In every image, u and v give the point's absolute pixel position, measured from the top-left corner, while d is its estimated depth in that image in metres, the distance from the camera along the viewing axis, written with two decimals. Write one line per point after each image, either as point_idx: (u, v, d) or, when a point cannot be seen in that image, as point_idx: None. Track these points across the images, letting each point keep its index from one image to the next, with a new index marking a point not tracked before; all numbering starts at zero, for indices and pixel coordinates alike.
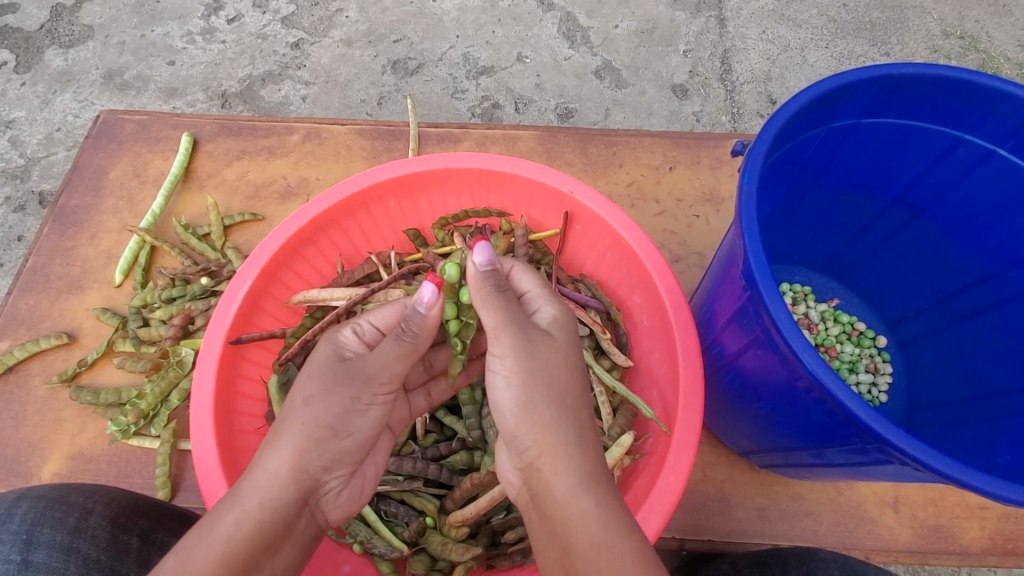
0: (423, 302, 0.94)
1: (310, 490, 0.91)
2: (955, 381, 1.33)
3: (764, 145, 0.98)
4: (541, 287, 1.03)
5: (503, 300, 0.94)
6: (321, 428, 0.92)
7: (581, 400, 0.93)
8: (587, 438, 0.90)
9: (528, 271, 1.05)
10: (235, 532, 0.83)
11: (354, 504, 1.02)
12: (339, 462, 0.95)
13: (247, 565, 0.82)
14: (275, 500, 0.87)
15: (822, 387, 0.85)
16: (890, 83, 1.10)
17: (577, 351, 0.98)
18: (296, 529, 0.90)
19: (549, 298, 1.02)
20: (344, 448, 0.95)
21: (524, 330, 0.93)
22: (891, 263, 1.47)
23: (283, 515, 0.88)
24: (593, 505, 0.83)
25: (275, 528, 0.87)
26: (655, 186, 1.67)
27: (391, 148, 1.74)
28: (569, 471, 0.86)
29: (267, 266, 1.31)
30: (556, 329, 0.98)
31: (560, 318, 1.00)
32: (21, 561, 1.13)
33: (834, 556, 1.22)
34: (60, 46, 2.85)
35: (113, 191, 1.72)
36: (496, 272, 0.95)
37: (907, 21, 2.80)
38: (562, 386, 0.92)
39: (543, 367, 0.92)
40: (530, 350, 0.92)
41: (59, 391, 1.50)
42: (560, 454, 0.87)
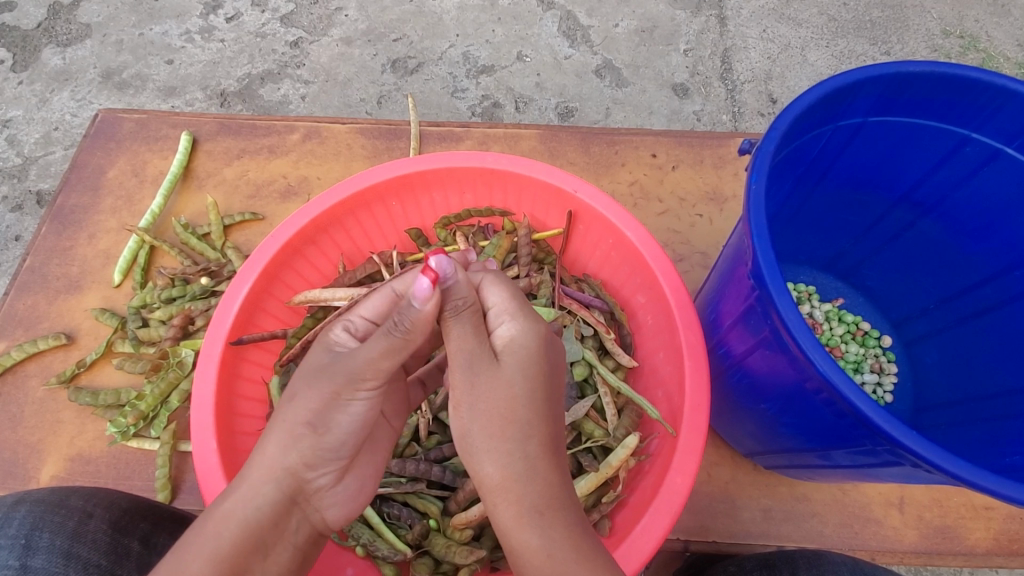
0: (417, 296, 0.85)
1: (293, 488, 0.90)
2: (961, 380, 1.32)
3: (772, 143, 0.97)
4: (512, 302, 0.95)
5: (457, 326, 0.90)
6: (300, 427, 0.90)
7: (531, 427, 0.88)
8: (537, 464, 0.86)
9: (501, 283, 0.97)
10: (217, 532, 0.83)
11: (357, 506, 1.00)
12: (321, 459, 0.91)
13: (238, 568, 0.81)
14: (252, 498, 0.87)
15: (832, 388, 0.84)
16: (897, 81, 1.09)
17: (536, 375, 0.90)
18: (285, 530, 0.89)
19: (514, 312, 0.94)
20: (329, 444, 0.91)
21: (473, 359, 0.90)
22: (896, 262, 1.47)
23: (263, 514, 0.87)
24: (537, 538, 0.81)
25: (259, 528, 0.86)
26: (657, 186, 1.66)
27: (392, 147, 1.72)
28: (515, 502, 0.84)
29: (268, 266, 1.29)
30: (511, 353, 0.91)
31: (522, 338, 0.92)
32: (20, 566, 1.11)
33: (844, 559, 1.21)
34: (57, 44, 2.83)
35: (112, 190, 1.71)
36: (457, 288, 0.90)
37: (907, 20, 2.79)
38: (510, 417, 0.87)
39: (491, 398, 0.88)
40: (475, 381, 0.89)
41: (57, 392, 1.48)
42: (507, 486, 0.85)
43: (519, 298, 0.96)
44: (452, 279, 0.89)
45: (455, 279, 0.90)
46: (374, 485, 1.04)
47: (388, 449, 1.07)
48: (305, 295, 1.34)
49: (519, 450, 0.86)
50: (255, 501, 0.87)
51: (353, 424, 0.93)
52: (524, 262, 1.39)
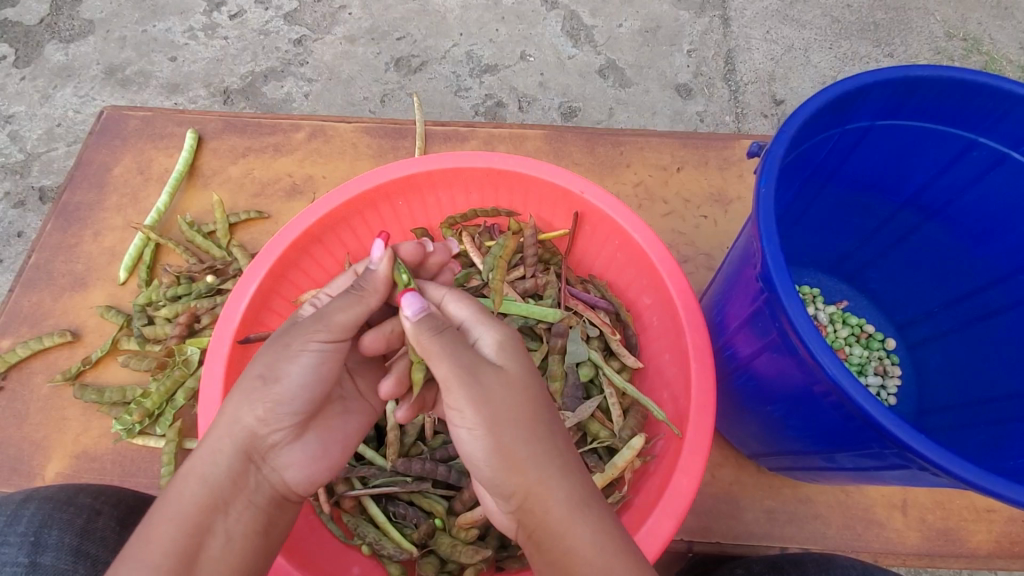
0: (372, 259, 1.02)
1: (250, 447, 0.93)
2: (964, 384, 1.33)
3: (781, 146, 0.97)
4: (480, 313, 0.97)
5: (446, 348, 0.89)
6: (254, 386, 0.92)
7: (547, 425, 0.90)
8: (563, 463, 0.89)
9: (463, 298, 1.00)
10: (179, 493, 0.88)
11: (325, 469, 1.03)
12: (275, 416, 0.94)
13: (192, 528, 0.86)
14: (210, 456, 0.91)
15: (841, 391, 0.85)
16: (906, 85, 1.09)
17: (535, 374, 0.93)
18: (247, 488, 0.92)
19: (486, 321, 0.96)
20: (282, 401, 0.94)
21: (476, 373, 0.88)
22: (901, 265, 1.47)
23: (220, 473, 0.90)
24: (590, 532, 0.84)
25: (218, 486, 0.90)
26: (662, 187, 1.66)
27: (397, 147, 1.73)
28: (563, 502, 0.86)
29: (275, 265, 1.30)
30: (505, 357, 0.92)
31: (507, 340, 0.94)
32: (29, 564, 1.11)
33: (848, 561, 1.21)
34: (60, 40, 2.83)
35: (117, 187, 1.71)
36: (430, 316, 0.92)
37: (910, 22, 2.79)
38: (530, 418, 0.89)
39: (513, 400, 0.88)
40: (486, 395, 0.87)
41: (62, 389, 1.49)
42: (542, 488, 0.86)
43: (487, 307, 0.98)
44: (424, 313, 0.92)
45: (426, 310, 0.92)
46: (343, 451, 1.06)
47: (361, 414, 1.12)
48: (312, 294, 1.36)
49: (546, 450, 0.88)
50: (218, 461, 0.91)
51: (303, 378, 0.95)
52: (530, 262, 1.40)
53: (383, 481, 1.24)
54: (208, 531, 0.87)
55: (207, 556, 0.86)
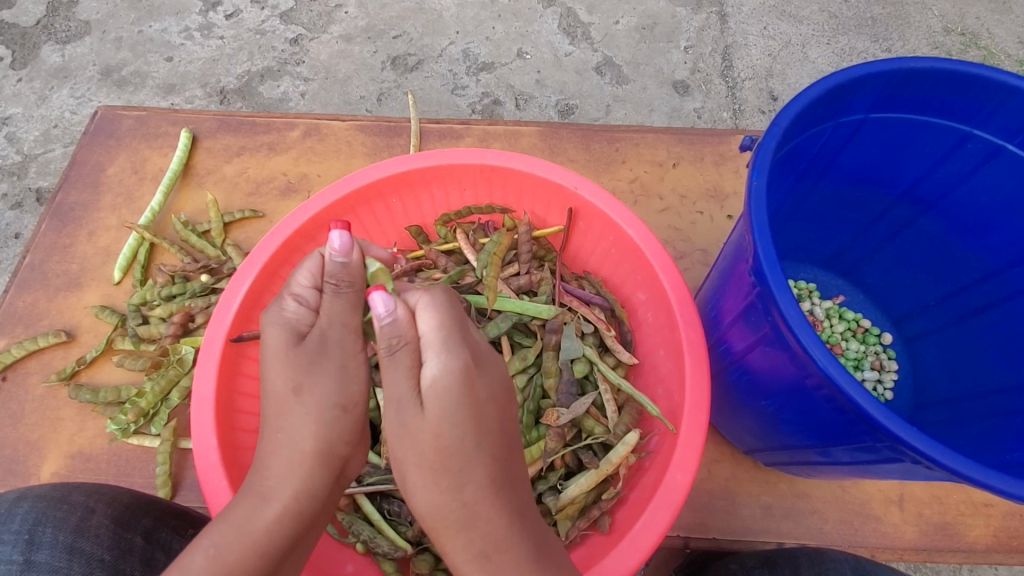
0: (337, 251, 0.94)
1: (331, 461, 0.89)
2: (961, 377, 1.32)
3: (773, 140, 0.96)
4: (439, 334, 0.87)
5: (393, 369, 0.87)
6: (329, 410, 0.89)
7: (464, 472, 0.85)
8: (478, 509, 0.84)
9: (434, 307, 0.89)
10: (267, 519, 0.84)
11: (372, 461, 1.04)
12: (354, 435, 0.92)
13: (281, 555, 0.84)
14: (295, 481, 0.86)
15: (833, 384, 0.84)
16: (899, 77, 1.09)
17: (466, 418, 0.86)
18: (328, 500, 0.90)
19: (443, 344, 0.87)
20: (356, 420, 0.92)
21: (401, 404, 0.86)
22: (897, 259, 1.46)
23: (312, 493, 0.87)
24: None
25: (307, 507, 0.86)
26: (658, 183, 1.66)
27: (392, 145, 1.72)
28: (462, 548, 0.84)
29: (268, 263, 1.29)
30: (435, 395, 0.85)
31: (446, 375, 0.86)
32: (24, 562, 1.11)
33: (845, 556, 1.21)
34: (57, 42, 2.82)
35: (112, 187, 1.70)
36: (395, 326, 0.87)
37: (908, 17, 2.78)
38: (445, 463, 0.84)
39: (464, 427, 0.85)
40: (405, 430, 0.86)
41: (57, 390, 1.48)
42: (445, 531, 0.85)
43: (446, 326, 0.88)
44: (392, 316, 0.87)
45: (395, 316, 0.88)
46: None
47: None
48: None
49: (460, 495, 0.84)
50: (307, 483, 0.87)
51: (372, 393, 0.94)
52: (524, 259, 1.39)
53: (377, 479, 1.24)
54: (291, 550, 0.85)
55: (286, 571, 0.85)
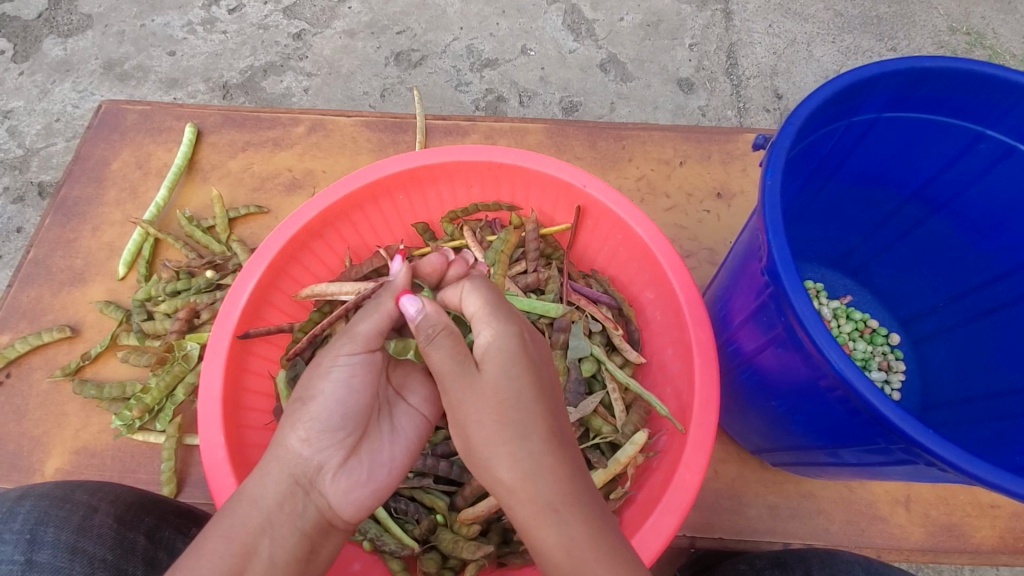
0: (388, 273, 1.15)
1: (293, 467, 0.91)
2: (970, 379, 1.32)
3: (787, 139, 0.96)
4: (487, 308, 0.93)
5: (437, 350, 0.90)
6: (294, 404, 0.97)
7: (527, 426, 0.85)
8: (543, 459, 0.83)
9: (478, 289, 0.96)
10: (229, 515, 0.87)
11: (372, 494, 0.96)
12: (316, 432, 0.93)
13: (245, 549, 0.84)
14: (260, 479, 0.90)
15: (848, 385, 0.84)
16: (912, 77, 1.08)
17: (521, 373, 0.88)
18: (293, 512, 0.89)
19: (489, 316, 0.92)
20: (315, 414, 0.94)
21: (457, 375, 0.89)
22: (906, 259, 1.46)
23: (268, 495, 0.89)
24: (554, 536, 0.79)
25: (265, 510, 0.88)
26: (664, 181, 1.65)
27: (398, 141, 1.71)
28: (529, 503, 0.81)
29: (275, 260, 1.28)
30: (492, 357, 0.89)
31: (502, 338, 0.90)
32: (26, 562, 1.11)
33: (856, 559, 1.20)
34: (59, 35, 2.81)
35: (116, 182, 1.70)
36: (427, 317, 0.92)
37: (913, 16, 2.77)
38: (505, 418, 0.85)
39: (518, 384, 0.87)
40: (466, 398, 0.88)
41: (61, 385, 1.48)
42: (511, 487, 0.83)
43: (489, 302, 0.94)
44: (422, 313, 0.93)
45: (424, 311, 0.92)
46: (391, 475, 0.99)
47: (413, 443, 1.05)
48: (312, 288, 1.34)
49: (521, 450, 0.84)
50: (267, 485, 0.90)
51: (335, 392, 0.96)
52: (532, 256, 1.39)
53: None
54: (251, 555, 0.84)
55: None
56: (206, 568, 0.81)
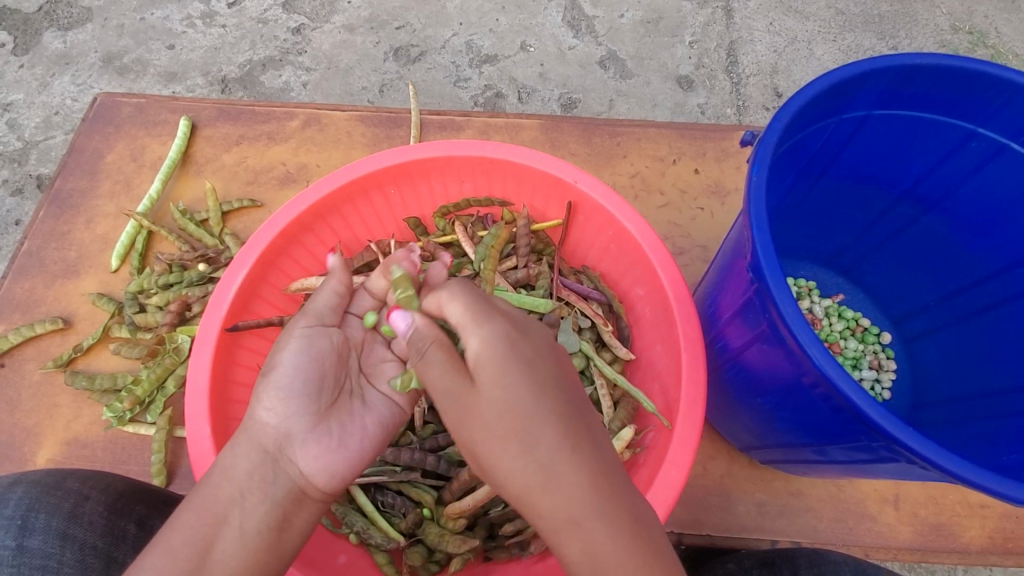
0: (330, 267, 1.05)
1: (262, 438, 0.94)
2: (959, 379, 1.31)
3: (774, 135, 0.95)
4: (471, 313, 0.85)
5: (426, 369, 0.86)
6: (260, 377, 1.00)
7: (532, 435, 0.80)
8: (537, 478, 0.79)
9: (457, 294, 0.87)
10: (204, 486, 0.91)
11: (343, 461, 0.97)
12: (281, 400, 0.96)
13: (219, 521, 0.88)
14: (232, 451, 0.94)
15: (830, 383, 0.83)
16: (904, 73, 1.07)
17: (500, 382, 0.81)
18: (263, 480, 0.91)
19: (469, 329, 0.84)
20: (278, 382, 0.97)
21: (455, 394, 0.83)
22: (898, 258, 1.46)
23: (238, 465, 0.92)
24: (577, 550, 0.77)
25: (236, 482, 0.91)
26: (659, 178, 1.65)
27: (392, 136, 1.71)
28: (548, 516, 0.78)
29: (265, 253, 1.28)
30: (483, 369, 0.82)
31: (503, 346, 0.83)
32: (16, 547, 1.11)
33: (843, 559, 1.18)
34: (59, 28, 2.81)
35: (110, 175, 1.70)
36: (418, 333, 0.88)
37: (915, 15, 2.76)
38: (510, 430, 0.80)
39: (490, 406, 0.81)
40: (467, 413, 0.83)
41: (54, 376, 1.48)
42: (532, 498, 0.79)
43: (469, 318, 0.85)
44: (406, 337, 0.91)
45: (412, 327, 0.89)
46: (363, 444, 1.00)
47: (388, 417, 1.05)
48: (303, 282, 1.35)
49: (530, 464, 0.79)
50: (239, 456, 0.93)
51: (295, 359, 0.99)
52: (522, 252, 1.39)
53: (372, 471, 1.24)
54: (223, 523, 0.88)
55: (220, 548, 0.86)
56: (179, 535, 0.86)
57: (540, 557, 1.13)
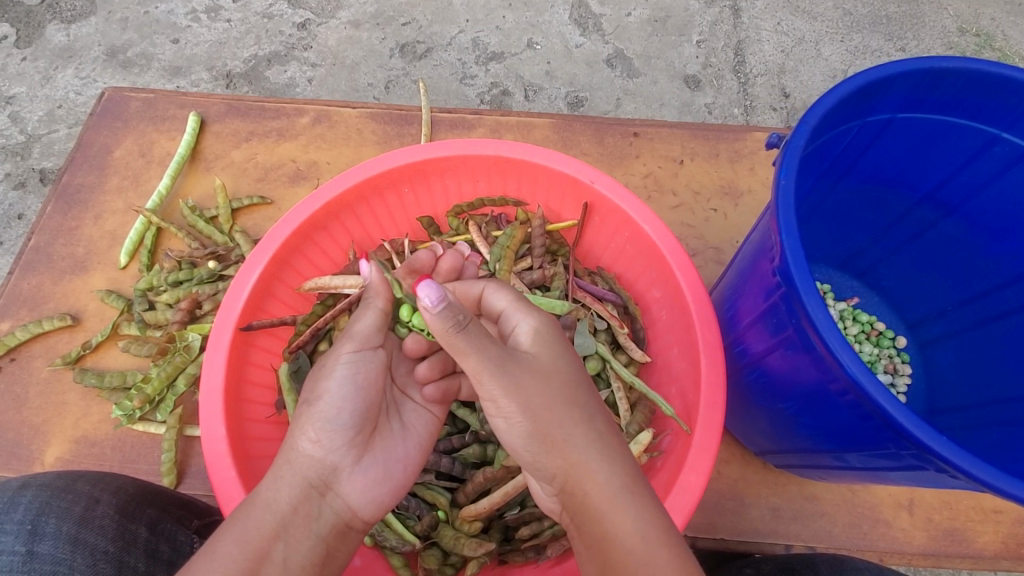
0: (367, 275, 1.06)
1: (307, 471, 0.91)
2: (976, 384, 1.31)
3: (802, 138, 0.94)
4: (518, 302, 0.98)
5: (467, 340, 0.85)
6: (303, 407, 0.97)
7: (587, 407, 0.90)
8: (595, 449, 0.86)
9: (502, 289, 1.02)
10: (243, 518, 0.86)
11: (388, 492, 0.99)
12: (325, 432, 0.94)
13: (262, 557, 0.83)
14: (273, 481, 0.90)
15: (861, 390, 0.82)
16: (929, 77, 1.07)
17: (565, 356, 0.92)
18: (309, 515, 0.89)
19: (524, 307, 0.97)
20: (323, 415, 0.94)
21: (506, 364, 0.87)
22: (915, 262, 1.45)
23: (283, 498, 0.88)
24: (631, 518, 0.81)
25: (279, 513, 0.87)
26: (672, 179, 1.64)
27: (403, 134, 1.70)
28: (603, 484, 0.84)
29: (279, 251, 1.27)
30: (540, 341, 0.92)
31: (548, 328, 0.94)
32: (26, 553, 1.09)
33: (865, 564, 1.18)
34: (62, 21, 2.79)
35: (119, 170, 1.68)
36: (452, 307, 0.84)
37: (923, 16, 2.75)
38: (560, 402, 0.89)
39: (543, 380, 0.89)
40: (520, 382, 0.87)
41: (62, 374, 1.47)
42: (589, 468, 0.85)
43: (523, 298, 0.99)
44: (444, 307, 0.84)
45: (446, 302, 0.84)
46: (405, 472, 1.02)
47: (423, 439, 1.08)
48: (315, 280, 1.32)
49: (584, 433, 0.87)
50: (280, 488, 0.90)
51: (342, 390, 0.97)
52: (538, 253, 1.37)
53: None
54: (266, 559, 0.83)
55: None
56: (219, 569, 0.79)
57: (558, 561, 1.14)
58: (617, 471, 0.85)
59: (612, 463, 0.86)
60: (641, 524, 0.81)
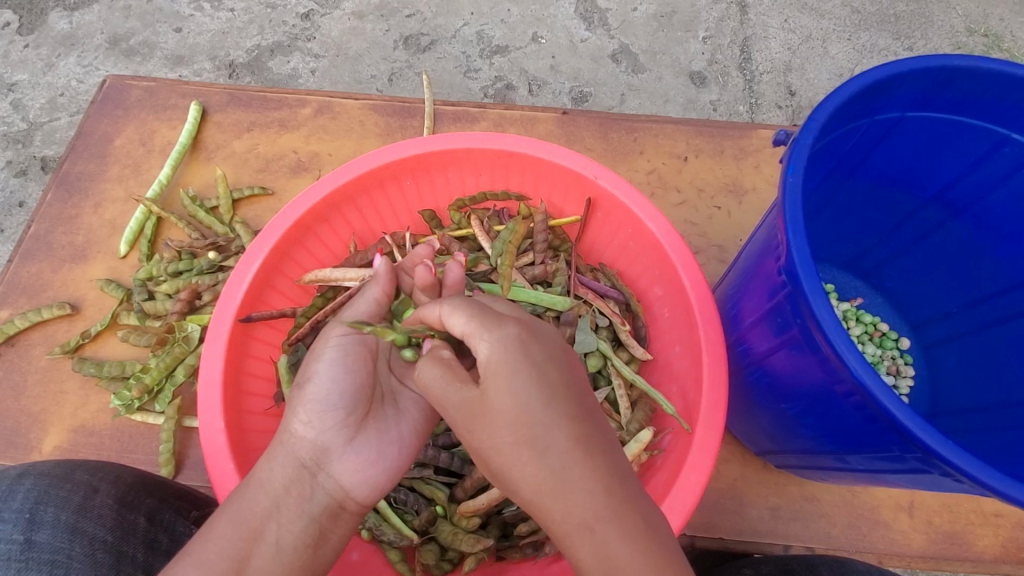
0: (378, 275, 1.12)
1: (299, 450, 0.93)
2: (981, 386, 1.29)
3: (810, 135, 0.93)
4: (476, 321, 0.87)
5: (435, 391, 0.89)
6: (298, 391, 0.98)
7: (546, 438, 0.80)
8: (556, 482, 0.79)
9: (457, 306, 0.90)
10: (234, 501, 0.89)
11: (383, 473, 0.97)
12: (318, 413, 0.94)
13: (253, 533, 0.85)
14: (267, 461, 0.92)
15: (867, 392, 0.82)
16: (941, 75, 1.05)
17: (528, 382, 0.82)
18: (301, 495, 0.90)
19: (480, 330, 0.86)
20: (317, 398, 0.95)
21: (471, 412, 0.85)
22: (922, 263, 1.44)
23: (276, 479, 0.90)
24: (590, 553, 0.76)
25: (271, 494, 0.89)
26: (676, 175, 1.62)
27: (406, 126, 1.68)
28: (563, 518, 0.78)
29: (279, 243, 1.26)
30: (494, 372, 0.83)
31: (502, 352, 0.84)
32: (25, 541, 1.08)
33: (865, 566, 1.16)
34: (65, 8, 2.77)
35: (119, 159, 1.67)
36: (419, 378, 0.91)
37: (931, 15, 2.73)
38: (522, 436, 0.81)
39: (501, 411, 0.82)
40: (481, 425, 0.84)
41: (61, 362, 1.46)
42: (549, 501, 0.79)
43: (479, 314, 0.88)
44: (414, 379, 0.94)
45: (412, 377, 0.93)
46: (400, 455, 1.00)
47: (420, 423, 1.05)
48: (315, 274, 1.32)
49: (541, 467, 0.80)
50: (273, 469, 0.91)
51: (335, 372, 0.97)
52: (540, 248, 1.36)
53: None
54: (259, 539, 0.85)
55: (256, 564, 0.84)
56: (212, 548, 0.83)
57: (556, 557, 1.12)
58: (579, 502, 0.77)
59: (572, 492, 0.78)
60: (604, 555, 0.75)
